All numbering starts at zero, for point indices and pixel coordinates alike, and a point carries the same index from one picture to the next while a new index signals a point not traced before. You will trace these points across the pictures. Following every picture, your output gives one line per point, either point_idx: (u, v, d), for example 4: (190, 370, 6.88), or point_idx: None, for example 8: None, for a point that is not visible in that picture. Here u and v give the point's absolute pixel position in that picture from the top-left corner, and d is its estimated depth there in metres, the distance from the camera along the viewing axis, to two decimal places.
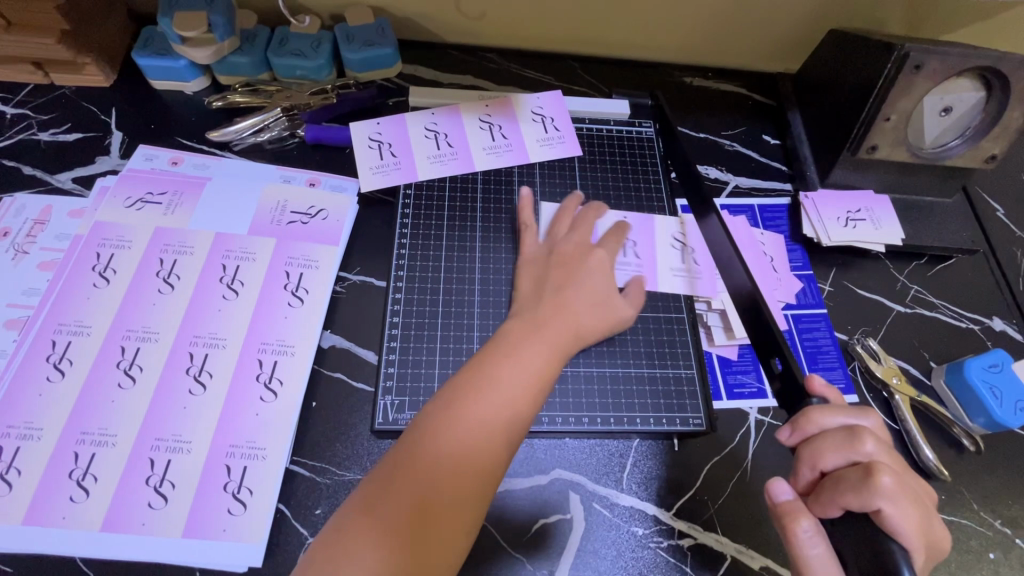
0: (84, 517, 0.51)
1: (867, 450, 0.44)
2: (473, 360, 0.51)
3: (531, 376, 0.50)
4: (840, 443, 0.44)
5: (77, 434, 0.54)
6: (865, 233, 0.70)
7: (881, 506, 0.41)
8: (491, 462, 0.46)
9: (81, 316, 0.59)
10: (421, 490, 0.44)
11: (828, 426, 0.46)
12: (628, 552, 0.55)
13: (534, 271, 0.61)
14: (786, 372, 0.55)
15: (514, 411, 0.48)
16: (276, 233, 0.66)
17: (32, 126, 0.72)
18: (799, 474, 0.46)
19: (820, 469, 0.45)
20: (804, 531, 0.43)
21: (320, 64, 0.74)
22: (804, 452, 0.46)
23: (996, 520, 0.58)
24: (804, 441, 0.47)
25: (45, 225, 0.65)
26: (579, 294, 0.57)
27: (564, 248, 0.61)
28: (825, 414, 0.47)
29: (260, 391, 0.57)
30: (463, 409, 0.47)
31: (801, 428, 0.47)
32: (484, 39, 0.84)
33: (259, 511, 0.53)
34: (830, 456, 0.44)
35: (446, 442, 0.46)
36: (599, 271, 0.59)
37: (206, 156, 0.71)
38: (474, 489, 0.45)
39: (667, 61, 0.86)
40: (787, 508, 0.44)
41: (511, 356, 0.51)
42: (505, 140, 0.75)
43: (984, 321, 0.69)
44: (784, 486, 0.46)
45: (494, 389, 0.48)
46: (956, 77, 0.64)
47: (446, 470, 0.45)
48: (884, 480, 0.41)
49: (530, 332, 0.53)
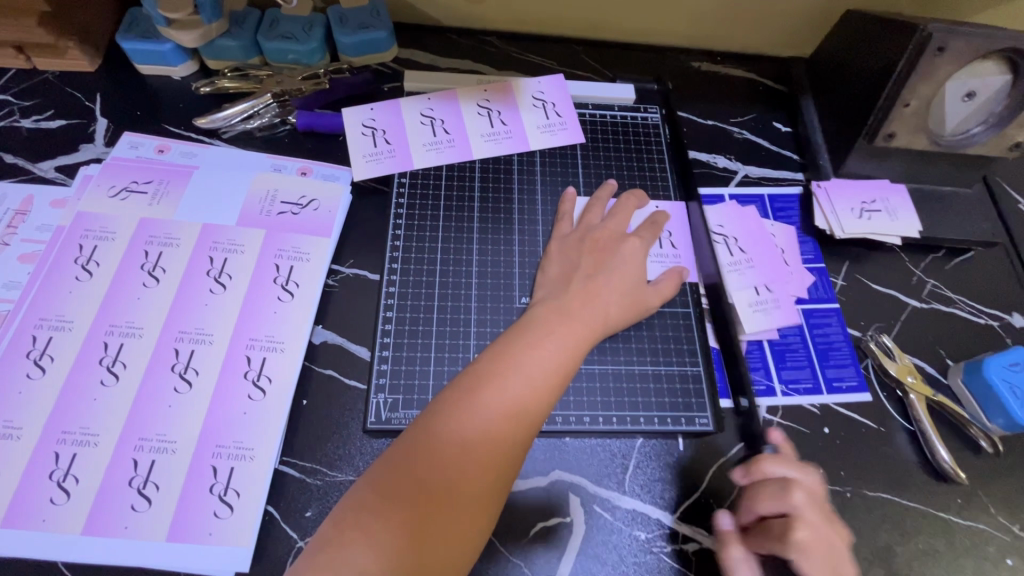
0: (65, 519, 0.49)
1: (794, 501, 0.48)
2: (497, 344, 0.50)
3: (557, 364, 0.49)
4: (773, 494, 0.49)
5: (58, 433, 0.52)
6: (880, 224, 0.67)
7: (795, 559, 0.47)
8: (514, 450, 0.45)
9: (62, 311, 0.57)
10: (439, 475, 0.42)
11: (772, 477, 0.51)
12: (629, 556, 0.52)
13: (566, 255, 0.60)
14: (749, 410, 0.58)
15: (540, 398, 0.47)
16: (266, 225, 0.63)
17: (14, 112, 0.70)
18: (743, 514, 0.51)
19: (756, 514, 0.50)
20: (736, 558, 0.49)
21: (312, 47, 0.71)
22: (746, 495, 0.51)
23: (1014, 525, 0.56)
24: (750, 484, 0.51)
25: (26, 215, 0.63)
26: (610, 282, 0.57)
27: (599, 234, 0.61)
28: (773, 463, 0.51)
29: (248, 389, 0.55)
30: (486, 394, 0.46)
31: (750, 471, 0.52)
32: (482, 21, 0.81)
33: (246, 513, 0.51)
34: (763, 505, 0.49)
35: (469, 427, 0.44)
36: (632, 260, 0.59)
37: (194, 144, 0.69)
38: (496, 477, 0.44)
39: (674, 46, 0.83)
40: (723, 537, 0.51)
41: (537, 342, 0.50)
42: (504, 127, 0.72)
43: (1003, 318, 0.66)
44: (727, 517, 0.52)
45: (519, 374, 0.47)
46: (981, 59, 0.60)
47: (466, 454, 0.43)
48: (799, 536, 0.47)
49: (555, 320, 0.52)
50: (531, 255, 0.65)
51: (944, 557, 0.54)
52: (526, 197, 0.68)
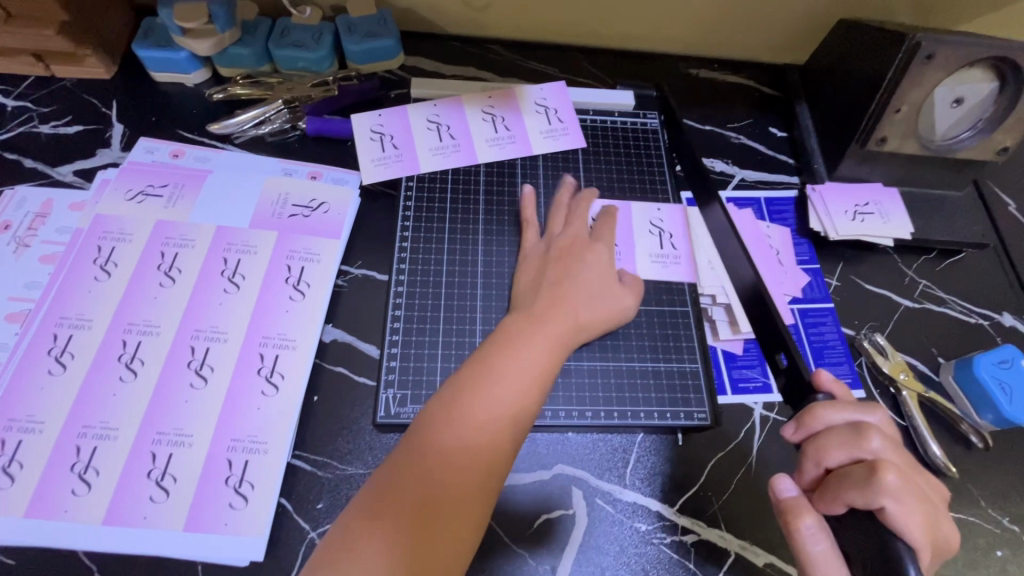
0: (87, 510, 0.51)
1: (873, 447, 0.43)
2: (471, 359, 0.51)
3: (527, 369, 0.50)
4: (845, 440, 0.44)
5: (79, 428, 0.54)
6: (874, 226, 0.69)
7: (886, 504, 0.40)
8: (493, 455, 0.47)
9: (81, 310, 0.59)
10: (426, 485, 0.44)
11: (832, 424, 0.46)
12: (631, 547, 0.54)
13: (534, 266, 0.62)
14: (791, 369, 0.57)
15: (513, 404, 0.48)
16: (278, 226, 0.65)
17: (33, 118, 0.72)
18: (805, 471, 0.46)
19: (824, 466, 0.45)
20: (807, 528, 0.43)
21: (322, 55, 0.73)
22: (809, 448, 0.46)
23: (1004, 517, 0.58)
24: (809, 437, 0.46)
25: (46, 218, 0.65)
26: (576, 288, 0.58)
27: (563, 241, 0.62)
28: (829, 411, 0.46)
29: (262, 385, 0.57)
30: (461, 408, 0.47)
31: (807, 424, 0.47)
32: (486, 29, 0.83)
33: (260, 505, 0.52)
34: (835, 453, 0.44)
35: (447, 440, 0.46)
36: (598, 265, 0.61)
37: (208, 149, 0.71)
38: (480, 483, 0.46)
39: (674, 53, 0.85)
40: (791, 505, 0.44)
41: (507, 352, 0.51)
42: (508, 132, 0.74)
43: (993, 317, 0.68)
44: (788, 483, 0.45)
45: (491, 384, 0.49)
46: (968, 67, 0.62)
47: (448, 465, 0.45)
48: (889, 478, 0.41)
49: (526, 328, 0.54)
50: None
51: None
52: (529, 200, 0.70)
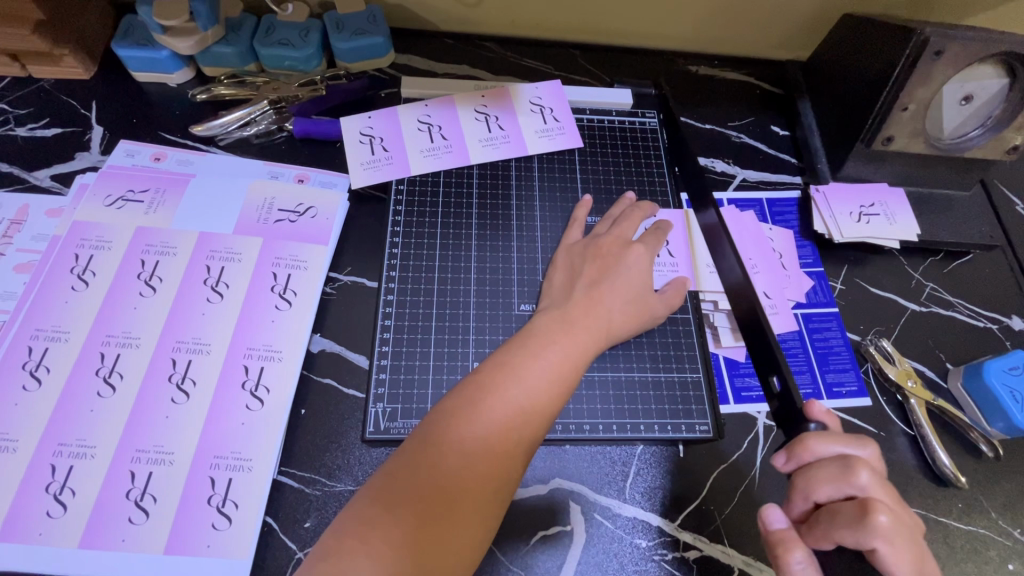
0: (62, 533, 0.48)
1: (862, 482, 0.41)
2: (497, 354, 0.49)
3: (559, 373, 0.48)
4: (834, 475, 0.42)
5: (55, 445, 0.51)
6: (879, 228, 0.67)
7: (877, 545, 0.39)
8: (515, 460, 0.44)
9: (58, 321, 0.56)
10: (443, 481, 0.42)
11: (822, 457, 0.44)
12: (631, 565, 0.52)
13: (571, 261, 0.60)
14: (783, 392, 0.53)
15: (540, 409, 0.46)
16: (262, 232, 0.63)
17: (9, 121, 0.69)
18: (794, 504, 0.44)
19: (812, 500, 0.43)
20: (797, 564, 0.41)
21: (309, 53, 0.71)
22: (798, 480, 0.44)
23: (1015, 529, 0.56)
24: (800, 469, 0.44)
25: (21, 225, 0.63)
26: (612, 290, 0.56)
27: (605, 240, 0.61)
28: (821, 441, 0.44)
29: (246, 399, 0.55)
30: (488, 403, 0.45)
31: (797, 454, 0.44)
32: (479, 26, 0.81)
33: (243, 525, 0.50)
34: (824, 488, 0.42)
35: (470, 436, 0.44)
36: (636, 268, 0.58)
37: (190, 152, 0.68)
38: (499, 487, 0.43)
39: (673, 50, 0.83)
40: (780, 538, 0.42)
41: (539, 351, 0.49)
42: (502, 132, 0.71)
43: (1002, 321, 0.66)
44: (778, 514, 0.44)
45: (521, 385, 0.46)
46: (978, 63, 0.60)
47: (468, 464, 0.43)
48: (880, 518, 0.39)
49: (557, 329, 0.51)
50: (529, 261, 0.65)
51: (947, 563, 0.54)
52: (524, 202, 0.68)
